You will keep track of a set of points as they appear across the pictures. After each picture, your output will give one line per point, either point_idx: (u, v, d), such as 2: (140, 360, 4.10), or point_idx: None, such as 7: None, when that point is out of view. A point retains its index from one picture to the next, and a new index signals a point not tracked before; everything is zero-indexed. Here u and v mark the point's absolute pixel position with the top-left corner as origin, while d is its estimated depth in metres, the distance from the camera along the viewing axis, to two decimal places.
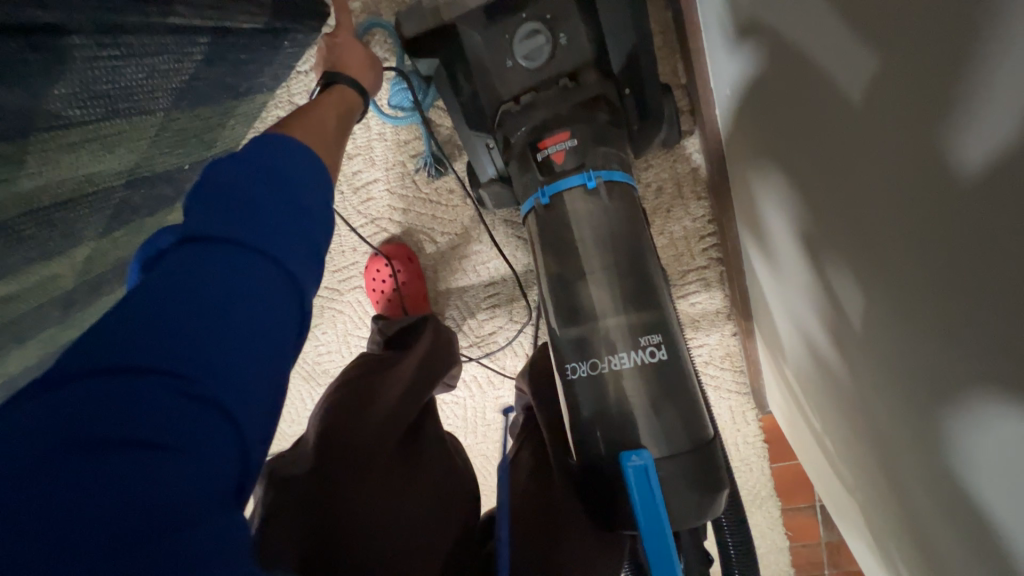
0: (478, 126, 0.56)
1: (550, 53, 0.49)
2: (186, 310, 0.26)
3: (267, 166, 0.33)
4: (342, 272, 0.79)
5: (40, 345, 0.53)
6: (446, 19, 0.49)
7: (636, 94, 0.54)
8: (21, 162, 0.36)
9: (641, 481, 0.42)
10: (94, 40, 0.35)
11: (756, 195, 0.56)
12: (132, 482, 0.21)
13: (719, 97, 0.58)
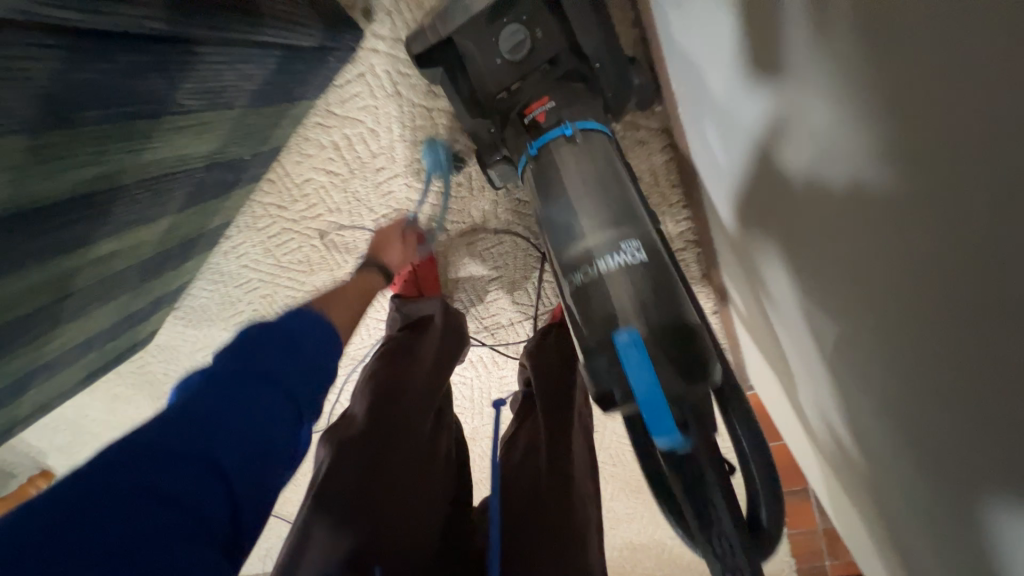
0: (480, 113, 0.66)
1: (531, 47, 0.59)
2: (213, 422, 0.46)
3: (281, 332, 0.56)
4: (364, 260, 0.88)
5: (119, 306, 0.66)
6: (443, 28, 0.60)
7: (614, 72, 0.61)
8: (145, 138, 0.49)
9: (635, 355, 0.42)
10: (209, 44, 0.49)
11: (757, 249, 0.54)
12: (155, 514, 0.39)
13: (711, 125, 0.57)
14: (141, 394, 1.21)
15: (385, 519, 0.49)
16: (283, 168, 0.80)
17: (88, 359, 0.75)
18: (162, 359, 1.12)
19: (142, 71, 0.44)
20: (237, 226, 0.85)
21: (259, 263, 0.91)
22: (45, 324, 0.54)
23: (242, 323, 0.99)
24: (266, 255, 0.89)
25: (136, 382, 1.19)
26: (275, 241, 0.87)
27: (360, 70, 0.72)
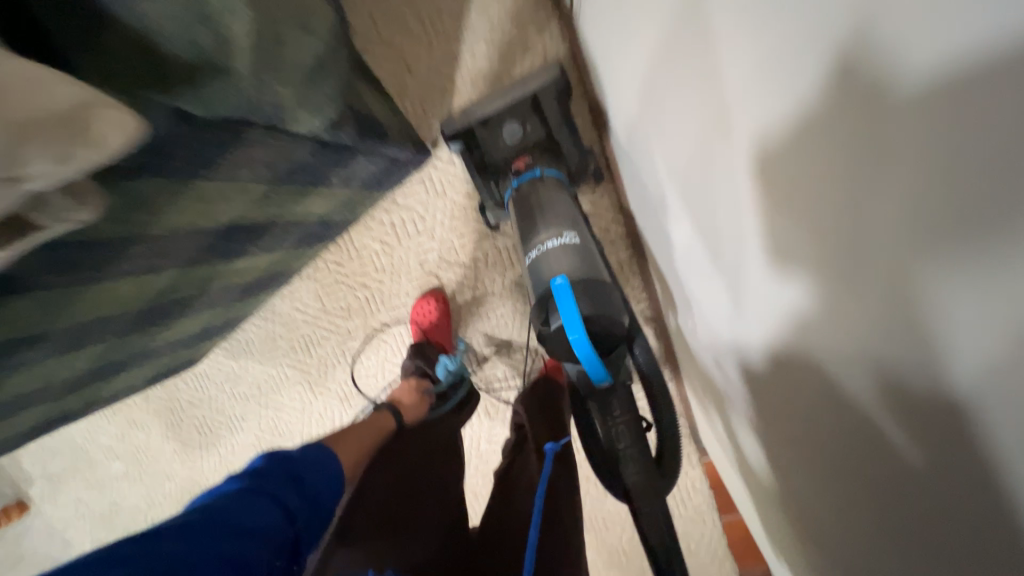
0: (483, 173, 0.81)
1: (523, 134, 0.76)
2: (228, 515, 0.50)
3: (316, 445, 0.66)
4: (395, 312, 1.10)
5: (210, 316, 0.85)
6: (463, 121, 0.75)
7: (578, 148, 0.80)
8: (299, 203, 0.66)
9: (563, 293, 0.53)
10: (363, 148, 0.64)
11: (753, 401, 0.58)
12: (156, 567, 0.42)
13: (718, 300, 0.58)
14: (157, 422, 1.30)
15: (403, 546, 0.62)
16: (349, 240, 1.05)
17: (155, 364, 0.89)
18: (191, 388, 1.24)
19: (306, 174, 0.61)
20: (301, 275, 1.09)
21: (307, 307, 1.12)
22: (165, 320, 0.71)
23: (278, 357, 1.16)
24: (316, 301, 1.11)
25: (157, 408, 1.29)
26: (327, 291, 1.10)
27: (420, 176, 0.99)
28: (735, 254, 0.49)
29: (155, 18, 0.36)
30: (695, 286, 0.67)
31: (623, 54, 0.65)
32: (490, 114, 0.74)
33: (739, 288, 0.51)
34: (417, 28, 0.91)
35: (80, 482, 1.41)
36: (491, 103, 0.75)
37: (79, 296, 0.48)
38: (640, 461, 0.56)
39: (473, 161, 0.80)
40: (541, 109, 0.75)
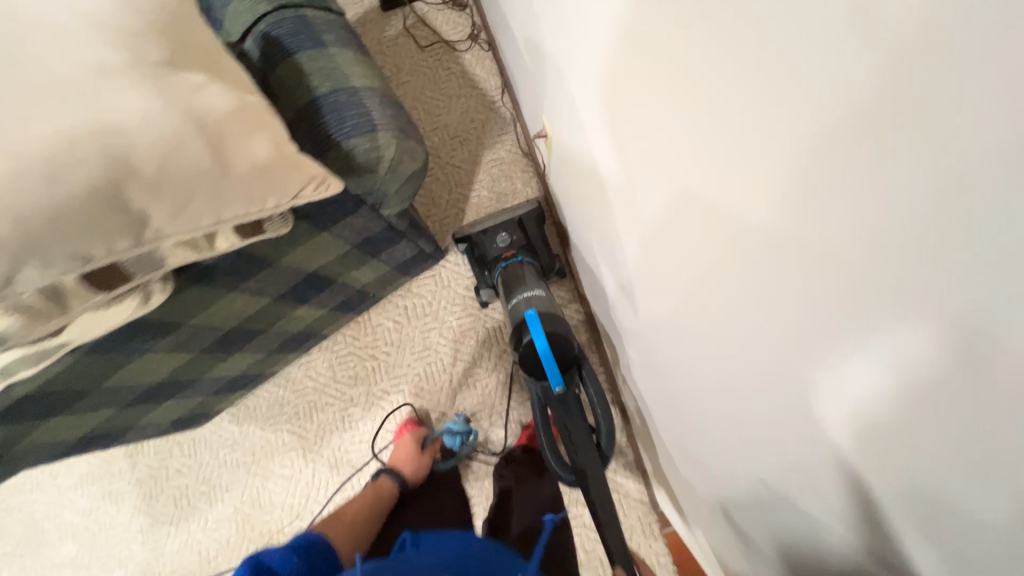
0: (479, 264, 1.16)
1: (509, 236, 1.12)
2: None
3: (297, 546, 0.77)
4: (395, 381, 1.28)
5: (250, 361, 1.03)
6: (466, 229, 1.12)
7: (545, 247, 1.16)
8: (355, 265, 0.94)
9: (535, 323, 0.84)
10: (403, 229, 0.93)
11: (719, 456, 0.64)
12: None
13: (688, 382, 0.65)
14: (133, 494, 1.29)
15: None
16: (368, 319, 1.30)
17: (189, 402, 1.03)
18: (185, 454, 1.30)
19: (368, 246, 0.89)
20: (320, 346, 1.30)
21: (319, 374, 1.29)
22: (231, 348, 0.91)
23: (282, 421, 1.28)
24: (328, 370, 1.29)
25: (139, 478, 1.30)
26: (339, 361, 1.29)
27: (432, 272, 1.30)
28: (703, 341, 0.56)
29: (358, 146, 0.63)
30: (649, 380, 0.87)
31: (586, 216, 0.90)
32: (484, 226, 1.12)
33: (683, 389, 0.69)
34: (442, 177, 1.35)
35: (11, 574, 1.28)
36: (490, 221, 1.14)
37: (218, 298, 0.72)
38: (583, 446, 0.78)
39: (473, 256, 1.15)
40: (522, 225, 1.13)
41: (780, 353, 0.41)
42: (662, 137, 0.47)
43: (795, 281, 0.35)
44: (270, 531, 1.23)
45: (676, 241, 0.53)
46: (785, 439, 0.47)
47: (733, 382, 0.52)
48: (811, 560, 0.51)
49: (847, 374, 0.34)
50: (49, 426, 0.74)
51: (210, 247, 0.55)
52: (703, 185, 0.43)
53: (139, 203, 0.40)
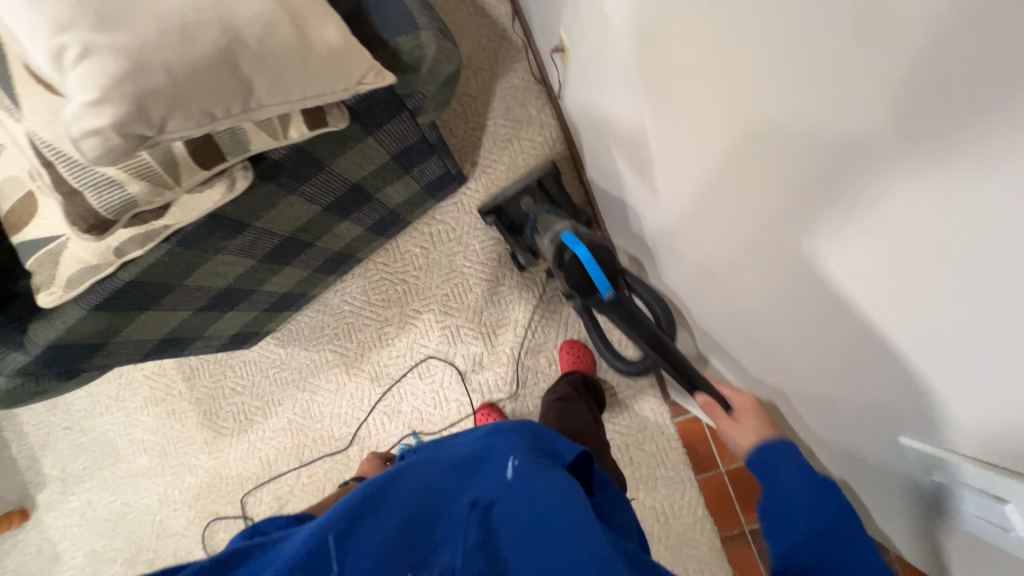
0: (512, 229, 1.20)
1: (526, 188, 1.17)
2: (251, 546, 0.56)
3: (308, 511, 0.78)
4: (424, 302, 1.38)
5: (296, 278, 1.13)
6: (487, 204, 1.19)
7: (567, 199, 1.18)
8: (391, 181, 1.02)
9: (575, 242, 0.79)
10: (433, 143, 0.99)
11: (782, 356, 0.72)
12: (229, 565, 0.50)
13: (755, 299, 0.71)
14: (195, 411, 1.43)
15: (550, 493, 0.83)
16: (396, 246, 1.38)
17: (245, 317, 1.14)
18: (238, 375, 1.42)
19: (403, 160, 0.96)
20: (353, 274, 1.39)
21: (354, 299, 1.39)
22: (283, 259, 1.01)
23: (324, 343, 1.39)
24: (362, 295, 1.39)
25: (199, 398, 1.43)
26: (372, 286, 1.39)
27: (454, 200, 1.38)
28: (772, 256, 0.61)
29: (403, 45, 0.69)
30: (698, 309, 0.95)
31: (626, 164, 0.95)
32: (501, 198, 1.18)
33: (747, 309, 0.75)
34: (458, 107, 1.39)
35: (95, 484, 1.45)
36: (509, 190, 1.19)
37: (281, 200, 0.81)
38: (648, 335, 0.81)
39: (503, 227, 1.21)
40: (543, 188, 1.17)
41: (858, 256, 0.47)
42: (721, 93, 0.53)
43: (872, 203, 0.42)
44: (322, 436, 1.38)
45: (746, 176, 0.57)
46: (844, 339, 0.56)
47: (805, 293, 0.58)
48: (869, 417, 0.59)
49: (923, 254, 0.39)
50: (141, 320, 0.85)
51: (285, 136, 0.63)
52: (768, 133, 0.49)
53: (247, 71, 0.48)
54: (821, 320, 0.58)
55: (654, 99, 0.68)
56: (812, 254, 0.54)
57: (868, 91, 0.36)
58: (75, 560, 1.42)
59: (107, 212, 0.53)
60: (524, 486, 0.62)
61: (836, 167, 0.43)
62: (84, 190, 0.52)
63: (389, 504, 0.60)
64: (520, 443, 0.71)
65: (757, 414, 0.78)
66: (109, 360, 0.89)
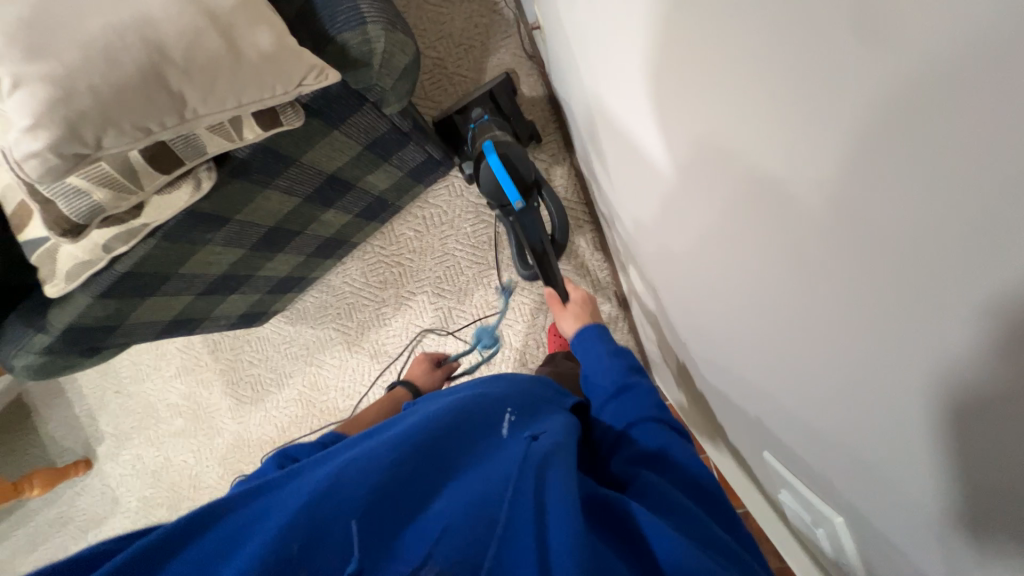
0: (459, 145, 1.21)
1: (481, 98, 1.17)
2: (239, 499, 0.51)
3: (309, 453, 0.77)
4: (418, 283, 1.43)
5: (292, 263, 1.20)
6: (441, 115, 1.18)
7: (518, 116, 1.21)
8: (369, 171, 1.04)
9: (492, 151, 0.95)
10: (406, 131, 1.00)
11: (729, 376, 0.67)
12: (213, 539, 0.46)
13: (708, 322, 0.65)
14: (220, 380, 1.58)
15: None
16: (391, 230, 1.42)
17: (249, 299, 1.23)
18: (254, 349, 1.55)
19: (376, 149, 0.98)
20: (353, 256, 1.45)
21: (354, 281, 1.46)
22: (274, 247, 1.07)
23: (327, 322, 1.48)
24: (361, 276, 1.46)
25: (222, 368, 1.58)
26: (370, 268, 1.45)
27: (445, 182, 1.39)
28: (721, 277, 0.55)
29: (351, 40, 0.70)
30: (662, 318, 0.93)
31: (601, 158, 0.91)
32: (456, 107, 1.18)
33: (701, 326, 0.69)
34: (450, 87, 1.38)
35: (142, 440, 1.65)
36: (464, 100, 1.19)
37: (256, 194, 0.86)
38: (538, 228, 1.03)
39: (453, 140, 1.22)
40: (495, 99, 1.18)
41: (797, 294, 0.41)
42: (676, 111, 0.47)
43: (818, 242, 0.35)
44: (328, 408, 1.49)
45: (700, 188, 0.49)
46: (779, 385, 0.52)
47: (745, 317, 0.53)
48: (803, 458, 0.55)
49: (874, 311, 0.33)
50: (147, 305, 0.94)
51: (240, 138, 0.66)
52: (717, 163, 0.43)
53: (177, 85, 0.51)
54: (758, 360, 0.55)
55: (621, 101, 0.62)
56: (753, 296, 0.49)
57: (812, 144, 0.31)
58: (130, 503, 1.65)
59: (75, 217, 0.59)
60: (526, 437, 0.62)
61: (774, 208, 0.39)
62: (55, 198, 0.58)
63: (383, 444, 0.57)
64: (515, 397, 0.73)
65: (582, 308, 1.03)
66: (126, 338, 1.00)
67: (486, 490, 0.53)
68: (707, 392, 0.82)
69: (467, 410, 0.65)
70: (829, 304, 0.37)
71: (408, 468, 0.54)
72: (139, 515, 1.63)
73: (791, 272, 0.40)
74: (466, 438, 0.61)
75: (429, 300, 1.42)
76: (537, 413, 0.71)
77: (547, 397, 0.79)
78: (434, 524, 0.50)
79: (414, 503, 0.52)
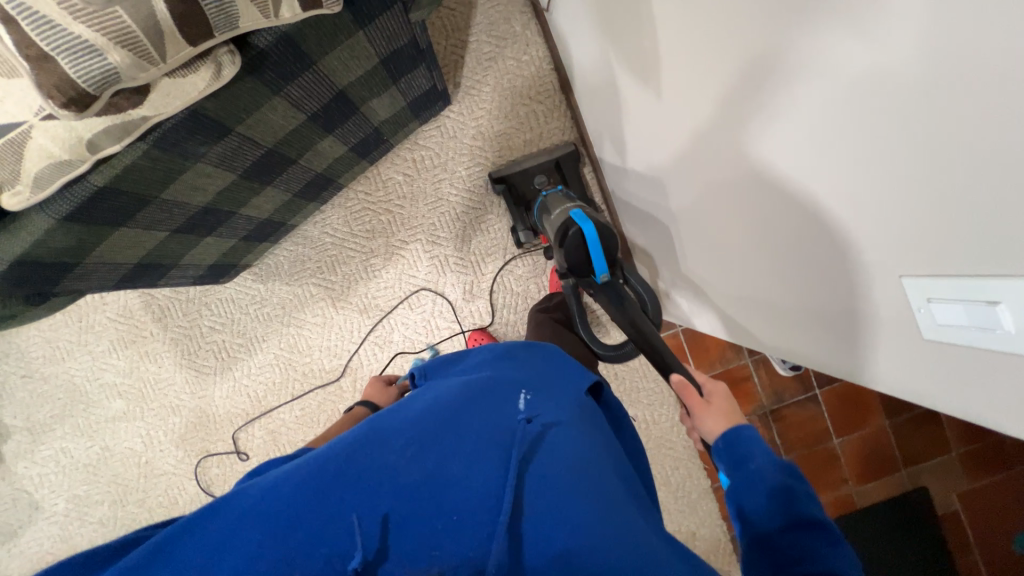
0: (516, 214, 1.28)
1: (547, 160, 1.25)
2: (213, 505, 0.48)
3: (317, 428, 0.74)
4: (409, 232, 1.35)
5: (277, 201, 1.07)
6: (494, 175, 1.26)
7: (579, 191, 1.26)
8: (379, 93, 0.96)
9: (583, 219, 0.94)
10: (422, 43, 0.92)
11: (764, 281, 0.77)
12: (184, 563, 0.44)
13: (750, 237, 0.74)
14: (172, 351, 1.37)
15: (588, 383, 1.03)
16: (377, 174, 1.32)
17: (223, 245, 1.08)
18: (215, 313, 1.36)
19: (392, 67, 0.91)
20: (333, 205, 1.33)
21: (336, 231, 1.34)
22: (264, 176, 0.94)
23: (307, 277, 1.35)
24: (344, 226, 1.34)
25: (174, 337, 1.36)
26: (355, 216, 1.34)
27: (437, 123, 1.32)
28: (768, 185, 0.64)
29: None
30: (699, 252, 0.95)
31: (635, 89, 0.89)
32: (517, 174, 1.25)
33: (737, 242, 0.79)
34: (438, 22, 1.29)
35: (68, 431, 1.38)
36: (529, 162, 1.26)
37: (264, 101, 0.74)
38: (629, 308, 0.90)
39: (511, 198, 1.28)
40: (559, 167, 1.26)
41: (852, 172, 0.50)
42: (741, 33, 0.55)
43: (880, 131, 0.45)
44: (314, 369, 1.37)
45: (760, 99, 0.58)
46: (829, 278, 0.62)
47: (795, 217, 0.62)
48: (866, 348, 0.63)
49: (942, 184, 0.41)
50: (116, 239, 0.78)
51: (277, 15, 0.58)
52: (798, 92, 0.52)
53: None
54: (834, 284, 0.62)
55: (682, 54, 0.69)
56: (847, 228, 0.54)
57: (895, 59, 0.40)
58: (56, 506, 1.38)
59: (84, 81, 0.47)
60: (542, 414, 0.58)
61: (839, 103, 0.48)
62: (56, 57, 0.46)
63: (400, 423, 0.55)
64: (527, 380, 0.67)
65: (727, 401, 0.74)
66: (80, 285, 0.82)
67: (496, 469, 0.50)
68: (745, 307, 0.90)
69: (478, 386, 0.62)
70: (899, 207, 0.46)
71: (421, 444, 0.52)
72: (70, 519, 1.38)
73: (863, 181, 0.49)
74: (480, 410, 0.57)
75: (424, 249, 1.35)
76: (551, 389, 0.67)
77: (564, 370, 0.75)
78: (439, 508, 0.48)
79: (425, 475, 0.49)
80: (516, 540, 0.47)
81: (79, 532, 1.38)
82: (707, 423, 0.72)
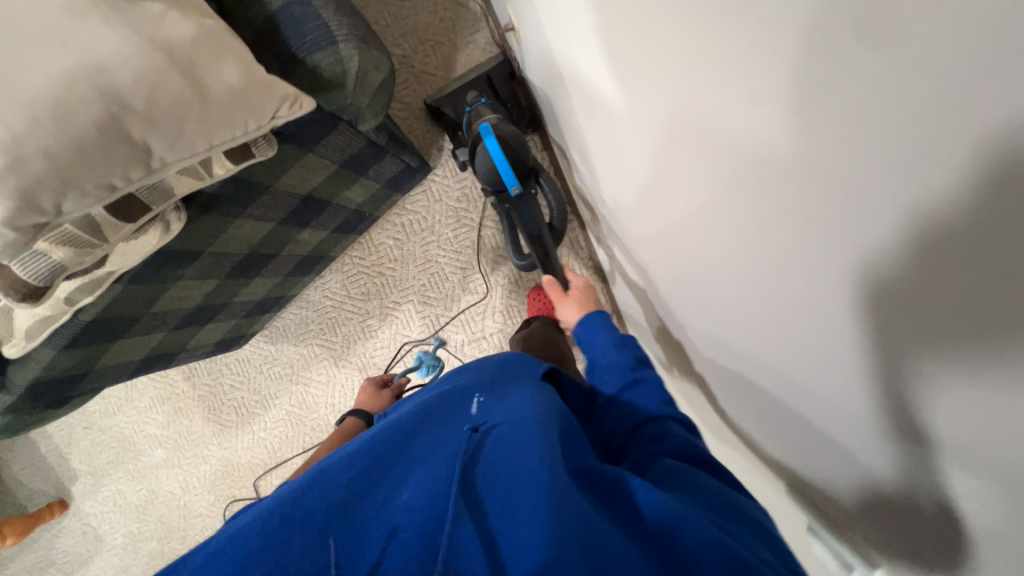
0: (451, 133, 1.27)
1: (478, 76, 1.22)
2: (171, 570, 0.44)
3: None
4: (402, 292, 1.40)
5: (268, 285, 1.14)
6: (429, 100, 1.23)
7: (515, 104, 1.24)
8: (348, 186, 0.99)
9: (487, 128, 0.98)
10: (381, 141, 0.95)
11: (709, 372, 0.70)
12: None
13: (683, 300, 0.68)
14: (199, 406, 1.51)
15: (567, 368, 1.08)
16: (370, 239, 1.38)
17: (226, 325, 1.17)
18: (234, 372, 1.49)
19: (352, 166, 0.93)
20: (330, 271, 1.40)
21: (335, 294, 1.42)
22: (248, 273, 1.01)
23: (311, 339, 1.44)
24: (342, 289, 1.41)
25: (201, 394, 1.51)
26: (351, 280, 1.40)
27: (422, 188, 1.35)
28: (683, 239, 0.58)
29: (322, 62, 0.68)
30: (641, 274, 0.89)
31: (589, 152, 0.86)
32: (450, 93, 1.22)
33: (675, 304, 0.72)
34: (418, 87, 1.32)
35: (122, 475, 1.57)
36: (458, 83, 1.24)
37: (228, 225, 0.80)
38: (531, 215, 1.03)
39: (447, 125, 1.26)
40: (491, 83, 1.23)
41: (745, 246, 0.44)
42: (635, 84, 0.52)
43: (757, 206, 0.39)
44: (320, 425, 1.46)
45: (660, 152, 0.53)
46: (747, 362, 0.55)
47: (712, 287, 0.55)
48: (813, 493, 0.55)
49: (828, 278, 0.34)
50: (117, 348, 0.88)
51: (210, 175, 0.63)
52: (684, 152, 0.47)
53: (139, 136, 0.55)
54: (751, 363, 0.54)
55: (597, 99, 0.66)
56: (750, 308, 0.48)
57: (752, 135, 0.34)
58: (116, 540, 1.58)
59: (33, 281, 0.57)
60: (494, 413, 0.59)
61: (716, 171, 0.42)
62: (12, 264, 0.56)
63: (354, 450, 0.55)
64: (480, 381, 0.69)
65: (586, 294, 1.02)
66: (96, 384, 0.94)
67: (442, 474, 0.49)
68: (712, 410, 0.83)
69: (430, 403, 0.63)
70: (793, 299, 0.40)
71: (378, 465, 0.52)
72: (126, 552, 1.57)
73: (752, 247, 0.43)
74: (435, 427, 0.58)
75: (416, 311, 1.39)
76: (506, 386, 0.68)
77: (518, 369, 0.74)
78: (394, 519, 0.46)
79: (375, 505, 0.49)
80: (489, 539, 0.44)
81: (134, 563, 1.57)
82: (565, 312, 1.00)
